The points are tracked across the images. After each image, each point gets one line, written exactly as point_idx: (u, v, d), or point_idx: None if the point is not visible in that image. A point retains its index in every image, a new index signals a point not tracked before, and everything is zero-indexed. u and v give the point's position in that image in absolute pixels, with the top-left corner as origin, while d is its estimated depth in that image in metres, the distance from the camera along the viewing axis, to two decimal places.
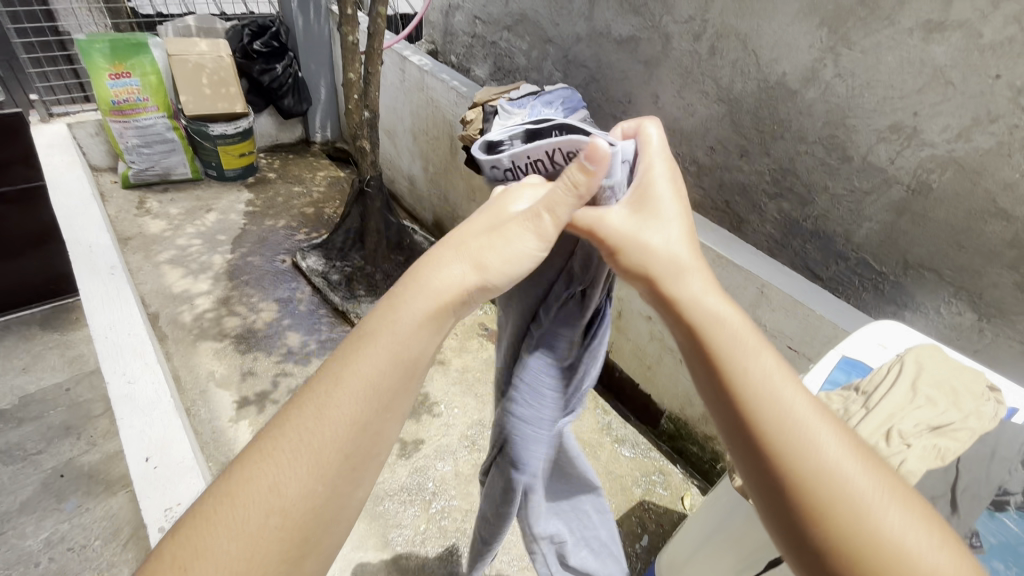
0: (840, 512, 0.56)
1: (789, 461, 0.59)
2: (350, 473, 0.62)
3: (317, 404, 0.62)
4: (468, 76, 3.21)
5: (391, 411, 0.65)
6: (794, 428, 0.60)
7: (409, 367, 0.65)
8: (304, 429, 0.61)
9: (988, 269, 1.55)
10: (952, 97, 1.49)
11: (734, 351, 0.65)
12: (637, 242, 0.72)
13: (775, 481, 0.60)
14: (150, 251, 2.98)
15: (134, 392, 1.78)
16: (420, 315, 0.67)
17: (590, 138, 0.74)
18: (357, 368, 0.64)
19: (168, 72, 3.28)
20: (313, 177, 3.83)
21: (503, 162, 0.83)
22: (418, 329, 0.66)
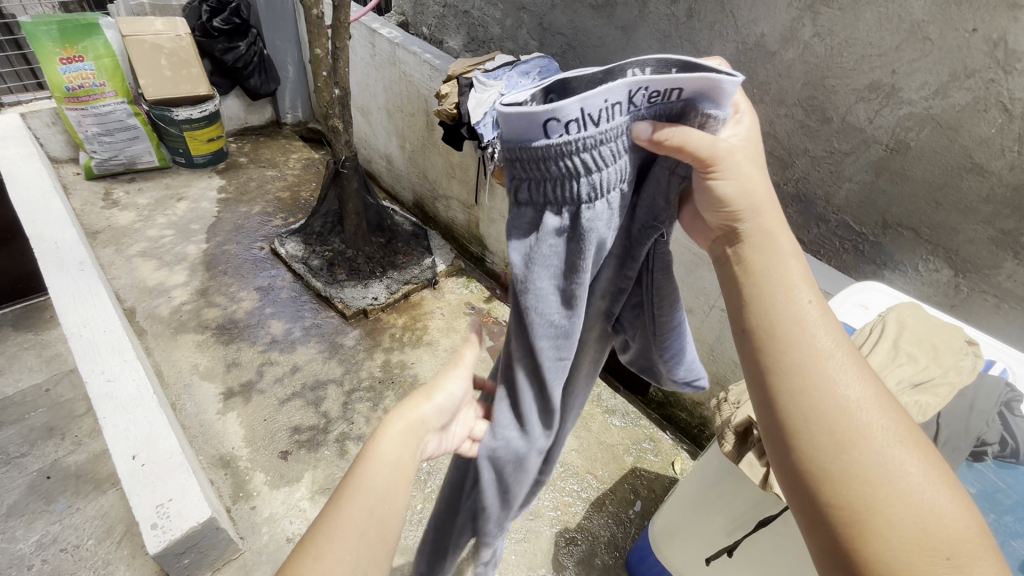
0: (862, 442, 0.61)
1: (822, 391, 0.64)
2: (376, 544, 0.77)
3: (337, 507, 0.78)
4: (441, 48, 3.11)
5: (391, 498, 0.80)
6: (828, 365, 0.65)
7: (399, 470, 0.82)
8: (334, 522, 0.76)
9: (965, 225, 1.58)
10: (930, 53, 1.47)
11: (779, 293, 0.70)
12: (741, 179, 0.70)
13: (799, 412, 0.64)
14: (121, 244, 2.88)
15: (115, 390, 1.74)
16: (398, 437, 0.83)
17: (724, 78, 0.65)
18: (356, 495, 0.78)
19: (124, 55, 3.11)
20: (287, 160, 3.72)
21: (568, 112, 0.65)
22: (398, 446, 0.82)
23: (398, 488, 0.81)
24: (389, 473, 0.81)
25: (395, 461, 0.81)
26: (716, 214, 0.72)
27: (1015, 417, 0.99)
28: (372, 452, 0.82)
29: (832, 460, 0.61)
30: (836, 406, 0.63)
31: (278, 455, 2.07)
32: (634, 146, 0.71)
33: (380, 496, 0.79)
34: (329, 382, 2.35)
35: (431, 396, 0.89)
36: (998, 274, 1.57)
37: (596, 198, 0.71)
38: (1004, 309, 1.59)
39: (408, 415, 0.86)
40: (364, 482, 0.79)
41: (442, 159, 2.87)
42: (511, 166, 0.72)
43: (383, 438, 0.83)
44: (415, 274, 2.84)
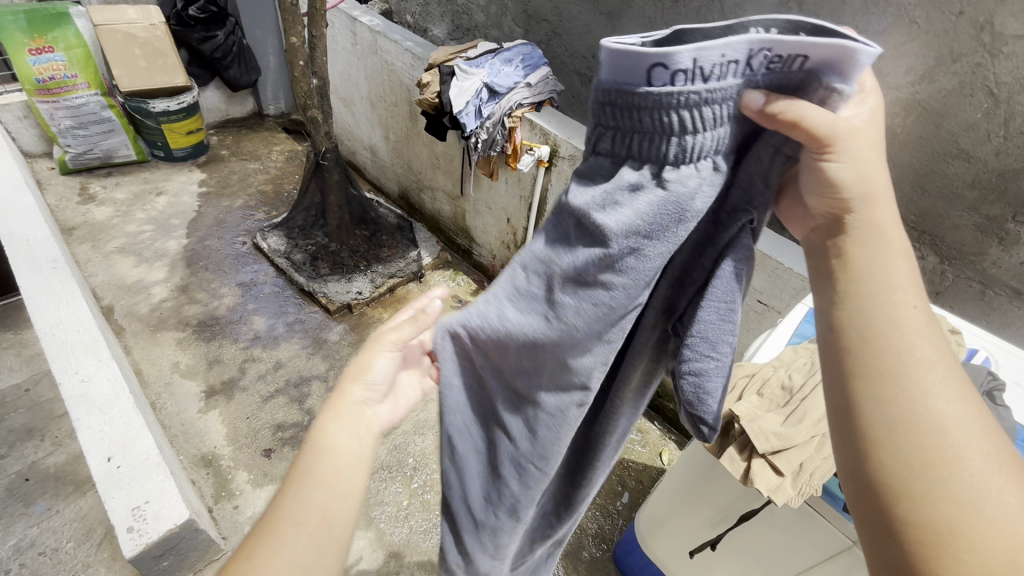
0: (957, 460, 0.54)
1: (919, 402, 0.56)
2: (321, 536, 0.73)
3: (277, 502, 0.75)
4: (425, 36, 3.05)
5: (335, 488, 0.76)
6: (929, 375, 0.57)
7: (339, 456, 0.79)
8: (272, 519, 0.73)
9: (951, 211, 1.56)
10: (916, 37, 1.45)
11: (877, 291, 0.61)
12: (859, 165, 0.61)
13: (884, 421, 0.57)
14: (98, 240, 2.81)
15: (89, 391, 1.70)
16: (335, 424, 0.81)
17: (866, 46, 0.54)
18: (295, 487, 0.75)
19: (96, 45, 3.01)
20: (269, 152, 3.65)
21: (679, 60, 0.58)
22: (332, 432, 0.80)
23: (342, 475, 0.77)
24: (330, 460, 0.77)
25: (335, 448, 0.79)
26: (821, 198, 0.63)
27: (997, 405, 0.97)
28: (310, 444, 0.79)
29: (917, 480, 0.54)
30: (929, 422, 0.56)
31: (261, 453, 2.04)
32: (742, 114, 0.61)
33: (326, 483, 0.76)
34: (313, 378, 2.32)
35: (360, 378, 0.84)
36: (983, 259, 1.56)
37: (687, 160, 0.62)
38: (988, 295, 1.59)
39: (337, 403, 0.83)
40: (306, 473, 0.76)
41: (427, 150, 2.82)
42: (601, 110, 0.65)
43: (321, 427, 0.80)
44: (400, 267, 2.81)
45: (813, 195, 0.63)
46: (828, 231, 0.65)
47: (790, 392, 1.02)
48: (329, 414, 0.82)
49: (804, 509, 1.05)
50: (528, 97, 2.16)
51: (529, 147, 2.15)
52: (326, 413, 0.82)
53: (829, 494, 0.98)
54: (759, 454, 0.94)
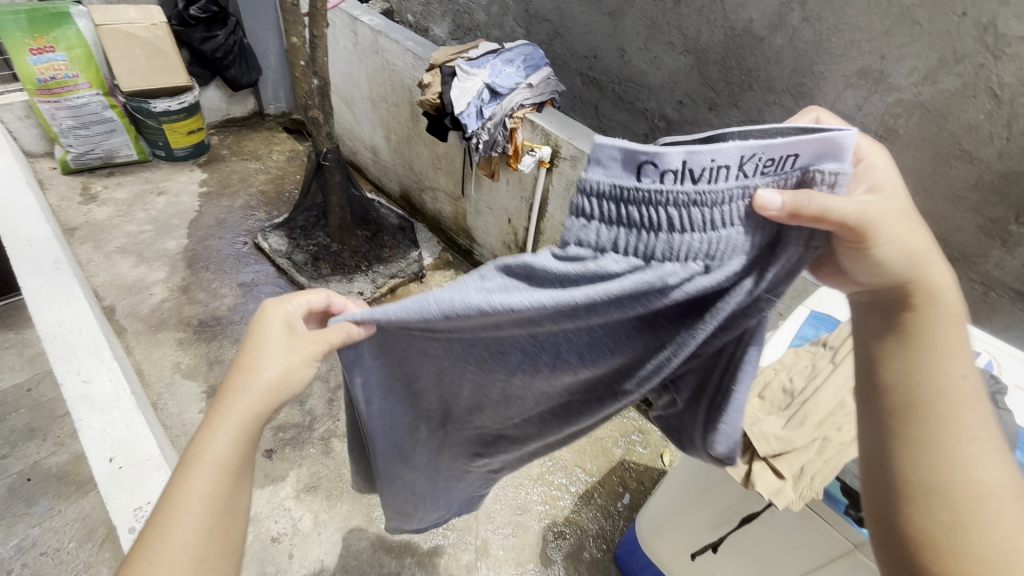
0: (986, 521, 0.58)
1: (953, 465, 0.60)
2: (218, 560, 0.68)
3: (159, 528, 0.66)
4: (426, 36, 3.04)
5: (231, 508, 0.71)
6: (966, 441, 0.61)
7: (238, 471, 0.72)
8: (156, 547, 0.65)
9: (953, 213, 1.57)
10: (918, 38, 1.45)
11: (929, 360, 0.64)
12: (894, 241, 0.62)
13: (918, 483, 0.61)
14: (99, 240, 2.82)
15: (91, 392, 1.70)
16: (236, 429, 0.73)
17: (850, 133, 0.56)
18: (184, 510, 0.67)
19: (97, 45, 3.01)
20: (270, 152, 3.65)
21: (668, 161, 0.60)
22: (234, 443, 0.72)
23: (240, 492, 0.72)
24: (228, 474, 0.71)
25: (234, 461, 0.72)
26: (872, 278, 0.65)
27: (998, 408, 0.97)
28: (194, 457, 0.70)
29: (945, 533, 0.58)
30: (965, 485, 0.59)
31: (261, 453, 2.06)
32: (751, 215, 0.62)
33: (212, 503, 0.69)
34: (314, 379, 2.32)
35: (283, 375, 0.77)
36: (985, 262, 1.56)
37: (675, 257, 0.64)
38: (990, 298, 1.59)
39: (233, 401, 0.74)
40: (192, 491, 0.68)
41: (428, 150, 2.81)
42: (585, 204, 0.64)
43: (215, 437, 0.72)
44: (400, 267, 2.81)
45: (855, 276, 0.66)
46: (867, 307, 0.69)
47: (790, 396, 1.02)
48: (221, 416, 0.73)
49: (804, 512, 1.05)
50: (529, 97, 2.16)
51: (530, 147, 2.15)
52: (225, 411, 0.73)
53: (829, 496, 0.99)
54: (760, 456, 0.94)
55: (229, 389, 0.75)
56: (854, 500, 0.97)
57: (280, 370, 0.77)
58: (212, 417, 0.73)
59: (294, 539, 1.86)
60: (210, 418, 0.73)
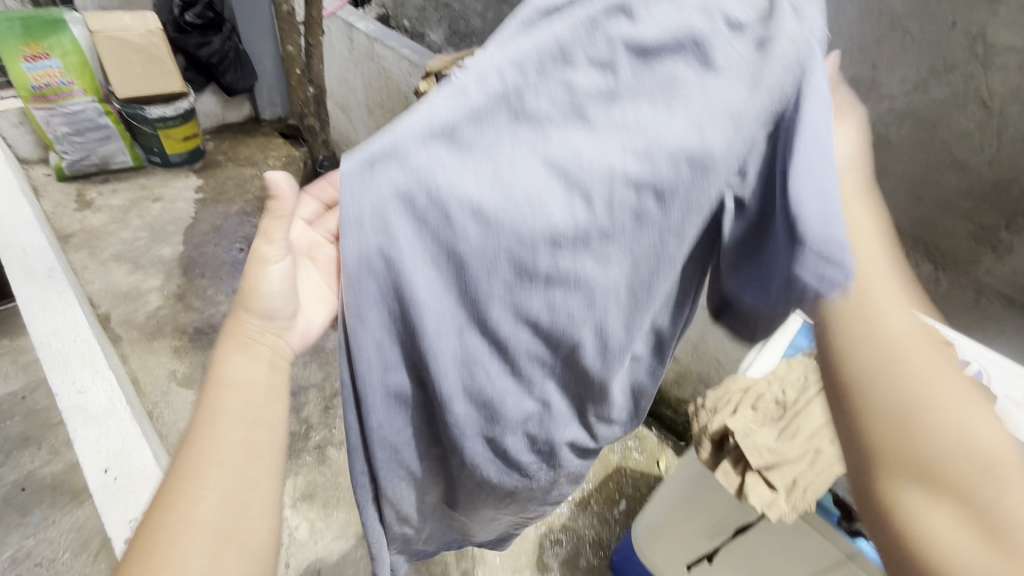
0: (908, 372, 0.53)
1: (874, 322, 0.55)
2: (257, 460, 0.68)
3: (191, 451, 0.66)
4: (423, 42, 3.06)
5: (264, 419, 0.70)
6: (863, 273, 0.56)
7: (263, 387, 0.72)
8: (203, 461, 0.65)
9: (946, 220, 1.61)
10: (911, 48, 1.47)
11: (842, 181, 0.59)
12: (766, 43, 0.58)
13: (852, 334, 0.55)
14: (95, 248, 2.81)
15: (86, 403, 1.70)
16: (241, 357, 0.73)
17: None
18: (204, 438, 0.66)
19: (92, 52, 3.01)
20: (266, 158, 3.64)
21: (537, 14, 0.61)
22: (249, 361, 0.72)
23: (266, 404, 0.71)
24: (241, 389, 0.70)
25: (246, 381, 0.71)
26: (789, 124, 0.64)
27: None
28: (217, 378, 0.71)
29: (861, 389, 0.54)
30: (889, 335, 0.54)
31: None
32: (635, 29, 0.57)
33: (238, 420, 0.68)
34: (310, 387, 2.32)
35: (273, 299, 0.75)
36: (977, 268, 1.61)
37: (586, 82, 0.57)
38: (982, 303, 1.63)
39: (240, 333, 0.74)
40: (214, 411, 0.68)
41: None
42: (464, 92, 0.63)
43: (225, 361, 0.72)
44: None
45: (842, 170, 0.58)
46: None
47: (783, 407, 1.02)
48: (230, 348, 0.74)
49: (798, 524, 1.05)
50: None
51: None
52: (230, 344, 0.74)
53: (822, 509, 1.00)
54: (753, 468, 0.95)
55: (234, 317, 0.75)
56: (846, 512, 0.98)
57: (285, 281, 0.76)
58: (224, 347, 0.73)
59: (290, 548, 1.86)
60: (222, 349, 0.73)
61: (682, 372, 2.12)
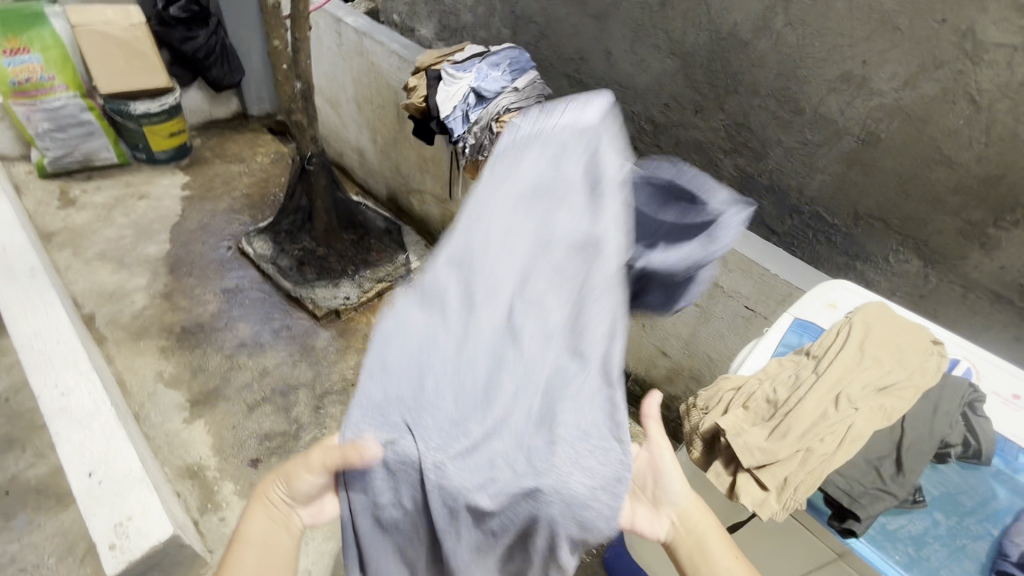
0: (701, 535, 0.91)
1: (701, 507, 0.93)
2: None
3: None
4: (413, 36, 3.03)
5: (271, 571, 0.86)
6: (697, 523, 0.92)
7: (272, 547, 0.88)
8: None
9: (934, 217, 1.65)
10: (899, 44, 1.54)
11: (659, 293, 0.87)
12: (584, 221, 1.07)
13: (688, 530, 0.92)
14: (78, 246, 2.76)
15: (70, 404, 1.67)
16: (260, 518, 0.88)
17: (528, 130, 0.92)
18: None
19: (73, 46, 2.95)
20: (254, 155, 3.59)
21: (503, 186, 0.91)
22: (266, 522, 0.88)
23: (271, 565, 0.86)
24: (258, 551, 0.86)
25: (262, 540, 0.87)
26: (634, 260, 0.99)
27: (976, 416, 1.00)
28: (243, 535, 0.88)
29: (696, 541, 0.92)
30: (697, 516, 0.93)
31: (247, 463, 2.03)
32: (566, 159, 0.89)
33: (257, 570, 0.85)
34: (300, 386, 2.30)
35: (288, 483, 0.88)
36: (965, 264, 1.65)
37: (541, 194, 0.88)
38: (970, 298, 1.68)
39: (259, 498, 0.91)
40: (232, 566, 0.84)
41: (414, 152, 2.79)
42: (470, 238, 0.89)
43: (248, 521, 0.88)
44: (388, 271, 2.79)
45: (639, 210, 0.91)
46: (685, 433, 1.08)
47: (774, 406, 1.01)
48: (253, 512, 0.89)
49: (791, 523, 1.04)
50: (516, 101, 2.10)
51: None
52: (255, 507, 0.90)
53: (812, 507, 0.98)
54: (745, 468, 0.95)
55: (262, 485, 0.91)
56: (835, 510, 0.95)
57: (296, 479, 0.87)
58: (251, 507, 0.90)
59: None
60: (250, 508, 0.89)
61: (675, 369, 2.14)
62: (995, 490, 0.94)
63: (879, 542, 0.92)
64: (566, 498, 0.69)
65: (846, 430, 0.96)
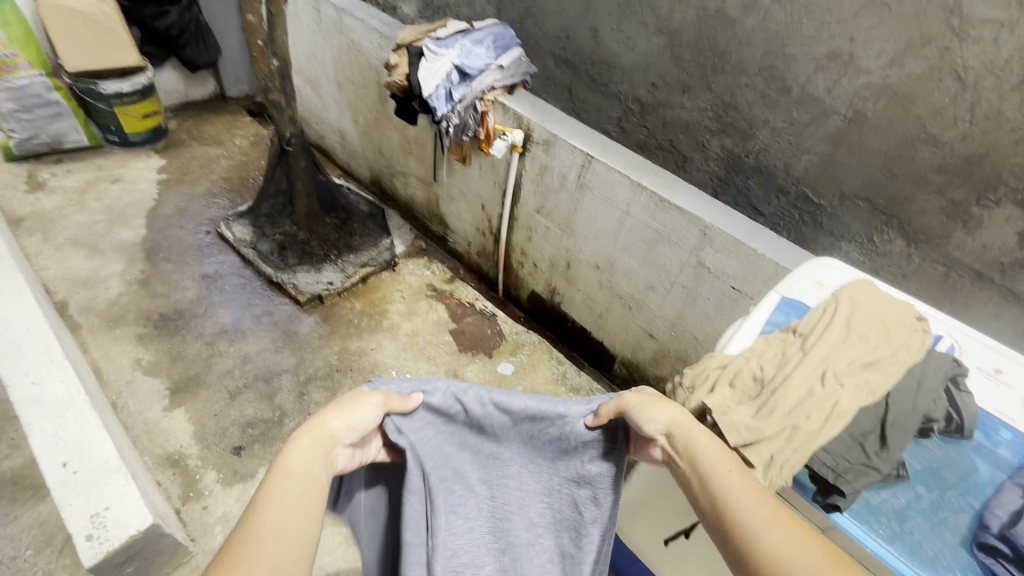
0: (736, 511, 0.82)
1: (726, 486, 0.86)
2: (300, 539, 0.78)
3: (261, 500, 0.80)
4: (395, 14, 2.94)
5: (310, 499, 0.83)
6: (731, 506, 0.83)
7: (313, 474, 0.86)
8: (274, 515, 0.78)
9: (917, 196, 1.65)
10: (887, 21, 1.52)
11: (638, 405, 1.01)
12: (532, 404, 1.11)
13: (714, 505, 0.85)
14: (49, 232, 2.66)
15: (42, 394, 1.61)
16: (304, 449, 0.89)
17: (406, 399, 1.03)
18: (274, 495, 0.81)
19: (37, 22, 2.82)
20: (233, 137, 3.49)
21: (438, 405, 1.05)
22: (310, 453, 0.88)
23: (311, 494, 0.84)
24: (300, 480, 0.84)
25: (307, 467, 0.86)
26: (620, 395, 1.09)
27: (960, 392, 1.00)
28: (282, 465, 0.86)
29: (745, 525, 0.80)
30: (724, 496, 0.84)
31: (230, 451, 1.99)
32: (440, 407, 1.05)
33: (295, 503, 0.81)
34: (283, 372, 2.27)
35: (344, 413, 0.95)
36: (947, 243, 1.66)
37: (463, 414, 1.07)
38: (951, 278, 1.69)
39: (314, 429, 0.92)
40: (279, 490, 0.82)
41: (397, 134, 2.73)
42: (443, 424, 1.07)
43: (292, 450, 0.88)
44: (372, 256, 2.73)
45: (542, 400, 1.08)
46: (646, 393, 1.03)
47: (761, 384, 1.01)
48: (302, 441, 0.90)
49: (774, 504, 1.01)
50: (500, 79, 2.11)
51: (502, 131, 2.10)
52: (299, 436, 0.90)
53: (797, 484, 0.97)
54: (731, 447, 0.94)
55: (303, 425, 0.92)
56: (820, 486, 0.95)
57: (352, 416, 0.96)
58: (294, 436, 0.90)
59: None
60: (293, 437, 0.89)
61: (661, 351, 2.14)
62: (976, 465, 0.95)
63: (862, 517, 0.92)
64: (581, 437, 1.08)
65: (831, 406, 0.95)
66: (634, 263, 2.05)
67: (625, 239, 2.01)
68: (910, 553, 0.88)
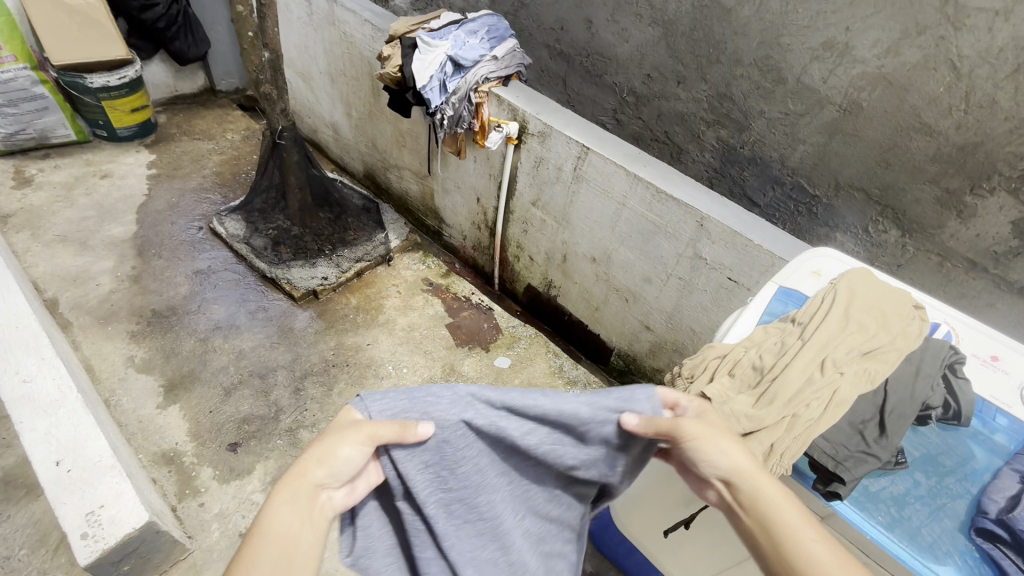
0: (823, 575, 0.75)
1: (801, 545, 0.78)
2: None
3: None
4: (387, 5, 2.91)
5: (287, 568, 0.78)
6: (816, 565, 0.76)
7: (291, 543, 0.80)
8: None
9: (912, 185, 1.66)
10: (882, 10, 1.52)
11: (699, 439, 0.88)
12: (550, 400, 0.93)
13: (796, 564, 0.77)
14: (38, 228, 2.62)
15: (33, 392, 1.59)
16: (284, 512, 0.81)
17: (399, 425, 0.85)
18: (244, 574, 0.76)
19: (21, 14, 2.76)
20: (224, 132, 3.44)
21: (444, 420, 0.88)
22: (287, 515, 0.81)
23: (292, 561, 0.79)
24: (277, 549, 0.79)
25: (285, 534, 0.80)
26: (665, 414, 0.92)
27: (957, 378, 1.01)
28: (258, 531, 0.79)
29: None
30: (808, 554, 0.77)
31: (226, 447, 1.98)
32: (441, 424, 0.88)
33: (272, 571, 0.77)
34: (279, 367, 2.25)
35: (324, 463, 0.83)
36: (941, 232, 1.66)
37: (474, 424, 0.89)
38: (945, 267, 1.70)
39: (294, 480, 0.83)
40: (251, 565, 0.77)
41: (391, 127, 2.70)
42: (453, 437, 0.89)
43: (270, 513, 0.81)
44: (366, 250, 2.71)
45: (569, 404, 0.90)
46: (705, 420, 0.90)
47: (760, 372, 1.00)
48: (282, 497, 0.82)
49: None
50: (494, 70, 2.08)
51: (497, 123, 2.08)
52: (276, 495, 0.82)
53: (797, 473, 0.98)
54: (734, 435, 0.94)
55: (285, 475, 0.84)
56: (820, 475, 0.95)
57: (331, 465, 0.83)
58: (274, 493, 0.82)
59: None
60: (273, 493, 0.82)
61: (657, 342, 2.15)
62: (973, 451, 0.95)
63: (861, 504, 0.93)
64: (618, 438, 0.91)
65: (831, 394, 0.96)
66: (630, 255, 2.04)
67: (622, 231, 2.01)
68: (910, 539, 0.88)
